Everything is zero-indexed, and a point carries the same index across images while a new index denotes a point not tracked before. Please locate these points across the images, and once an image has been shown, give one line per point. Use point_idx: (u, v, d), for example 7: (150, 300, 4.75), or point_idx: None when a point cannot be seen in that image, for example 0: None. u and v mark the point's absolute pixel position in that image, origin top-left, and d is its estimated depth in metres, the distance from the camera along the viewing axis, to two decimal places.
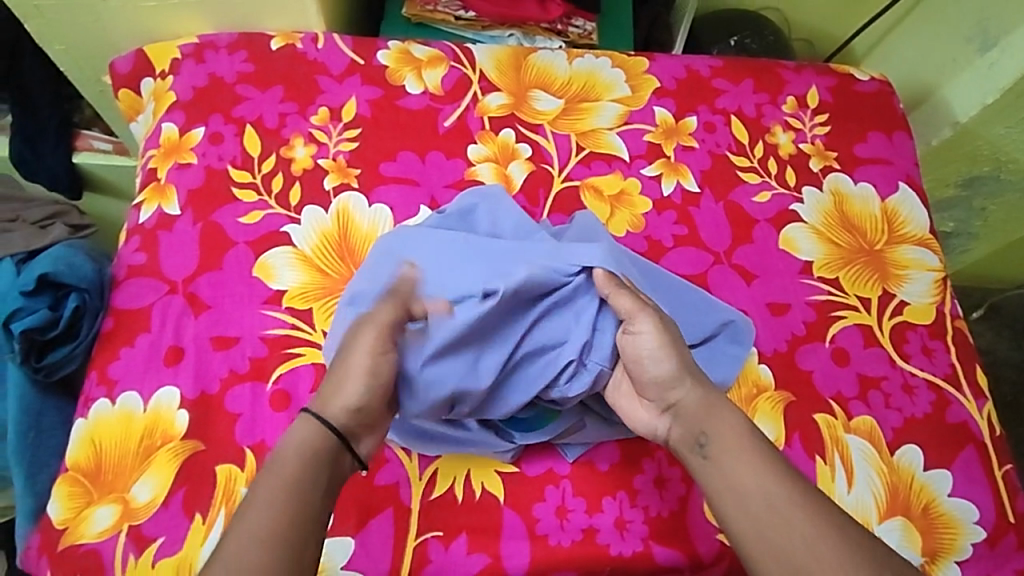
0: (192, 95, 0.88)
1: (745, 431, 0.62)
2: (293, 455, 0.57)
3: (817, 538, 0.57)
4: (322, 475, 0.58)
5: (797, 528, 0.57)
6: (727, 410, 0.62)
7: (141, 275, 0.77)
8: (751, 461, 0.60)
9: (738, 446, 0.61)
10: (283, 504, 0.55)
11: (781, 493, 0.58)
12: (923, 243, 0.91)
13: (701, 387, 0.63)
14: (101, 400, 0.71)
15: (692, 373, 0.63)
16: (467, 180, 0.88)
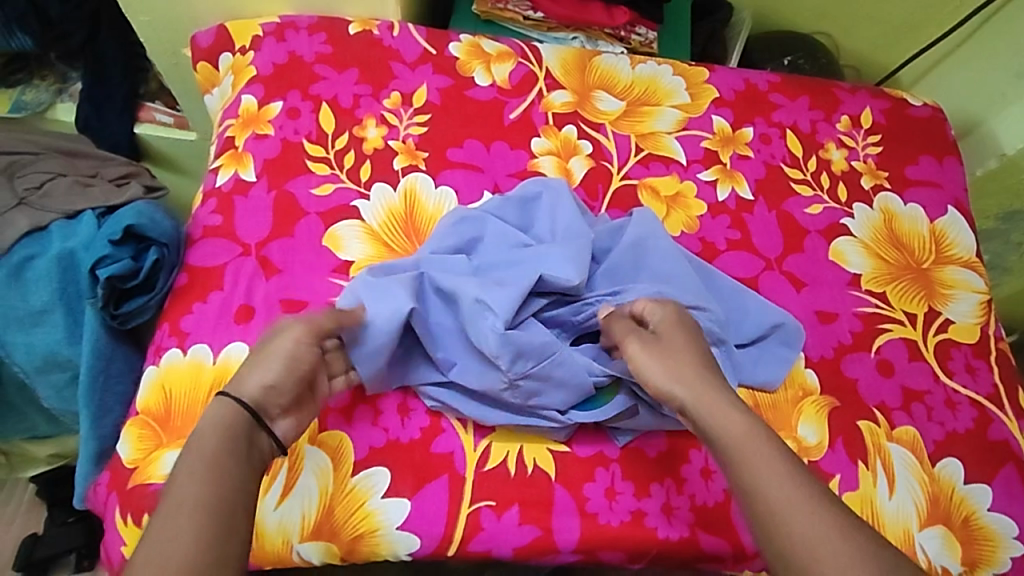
0: (272, 70, 0.92)
1: (754, 432, 0.63)
2: (203, 436, 0.59)
3: (819, 542, 0.57)
4: (241, 450, 0.60)
5: (800, 531, 0.58)
6: (735, 411, 0.64)
7: (216, 236, 0.80)
8: (756, 461, 0.61)
9: (744, 448, 0.62)
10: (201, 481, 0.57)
11: (786, 493, 0.59)
12: (969, 265, 0.93)
13: (702, 389, 0.65)
14: (173, 349, 0.74)
15: (683, 383, 0.66)
16: (530, 171, 0.90)
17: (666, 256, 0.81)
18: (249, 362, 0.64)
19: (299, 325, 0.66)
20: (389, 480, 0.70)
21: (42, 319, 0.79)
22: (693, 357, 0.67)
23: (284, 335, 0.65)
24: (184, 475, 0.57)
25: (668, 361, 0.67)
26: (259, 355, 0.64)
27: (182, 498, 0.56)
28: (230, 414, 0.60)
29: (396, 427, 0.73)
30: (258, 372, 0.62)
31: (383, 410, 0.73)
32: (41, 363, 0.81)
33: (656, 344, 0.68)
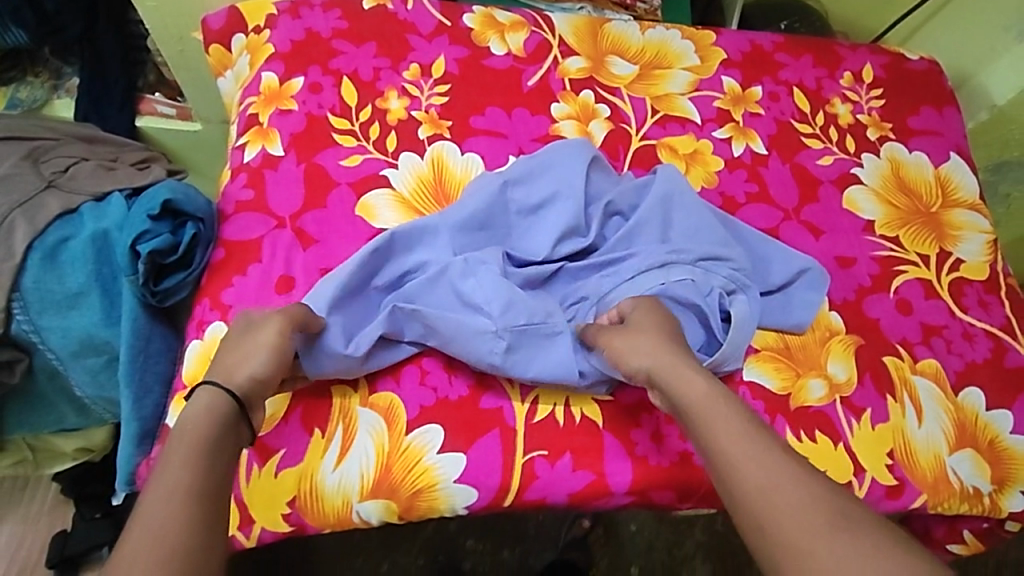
0: (291, 47, 0.92)
1: (715, 394, 0.64)
2: (189, 424, 0.60)
3: (772, 491, 0.56)
4: (228, 437, 0.61)
5: (758, 485, 0.57)
6: (689, 378, 0.65)
7: (249, 210, 0.80)
8: (712, 421, 0.62)
9: (704, 408, 0.63)
10: (191, 464, 0.57)
11: (740, 450, 0.59)
12: (974, 207, 0.97)
13: (659, 362, 0.67)
14: (216, 323, 0.75)
15: (650, 354, 0.68)
16: (552, 136, 0.92)
17: (694, 210, 0.82)
18: (227, 358, 0.65)
19: (278, 318, 0.68)
20: (442, 436, 0.71)
21: (79, 301, 0.78)
22: (660, 337, 0.69)
23: (268, 329, 0.67)
24: (169, 460, 0.58)
25: (634, 343, 0.69)
26: (240, 349, 0.66)
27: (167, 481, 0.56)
28: (213, 400, 0.62)
29: (443, 385, 0.73)
30: (250, 364, 0.64)
31: (430, 370, 0.74)
32: (77, 347, 0.80)
33: (624, 330, 0.70)
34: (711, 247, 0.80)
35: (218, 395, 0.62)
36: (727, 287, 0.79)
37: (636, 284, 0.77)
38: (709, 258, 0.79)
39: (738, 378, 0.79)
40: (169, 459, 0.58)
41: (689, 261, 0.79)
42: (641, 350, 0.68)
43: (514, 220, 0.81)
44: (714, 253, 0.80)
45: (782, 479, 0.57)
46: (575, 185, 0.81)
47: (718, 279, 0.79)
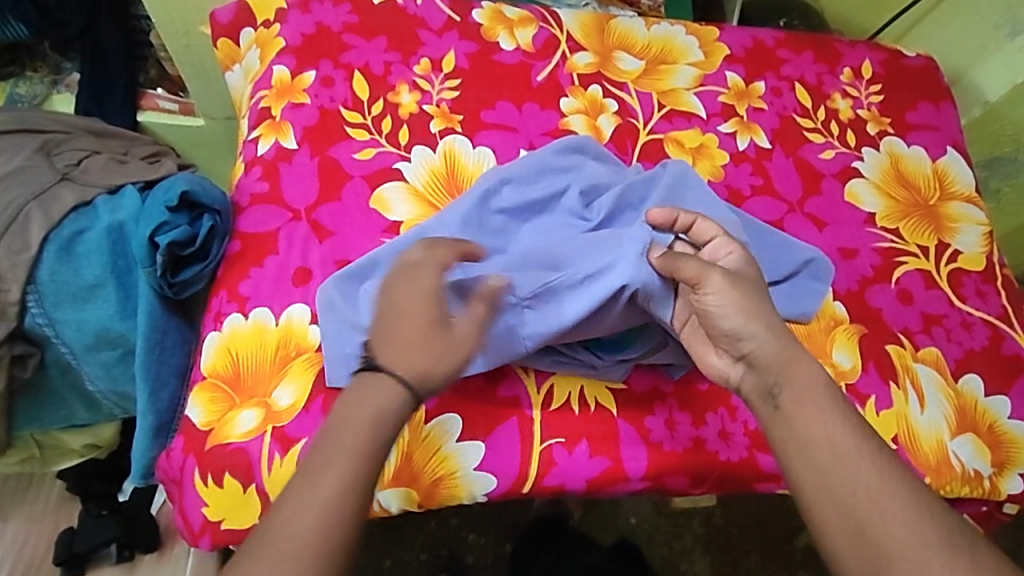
0: (301, 41, 0.92)
1: (821, 386, 0.64)
2: (359, 408, 0.61)
3: (871, 493, 0.60)
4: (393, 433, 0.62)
5: (864, 485, 0.60)
6: (804, 364, 0.65)
7: (265, 203, 0.81)
8: (818, 411, 0.63)
9: (808, 396, 0.63)
10: (358, 458, 0.60)
11: (847, 445, 0.61)
12: (970, 200, 1.00)
13: (776, 339, 0.65)
14: (233, 315, 0.74)
15: (764, 323, 0.65)
16: (562, 130, 0.94)
17: (700, 195, 0.83)
18: (427, 348, 0.63)
19: (475, 311, 0.67)
20: (461, 425, 0.71)
21: (94, 294, 0.78)
22: (768, 306, 0.66)
23: (468, 321, 0.66)
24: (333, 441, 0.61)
25: (744, 299, 0.65)
26: (448, 347, 0.63)
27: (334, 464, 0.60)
28: (391, 397, 0.62)
29: None
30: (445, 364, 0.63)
31: None
32: (92, 340, 0.80)
33: (735, 278, 0.66)
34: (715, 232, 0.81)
35: (397, 387, 0.62)
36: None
37: None
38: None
39: None
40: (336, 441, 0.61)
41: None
42: (748, 310, 0.65)
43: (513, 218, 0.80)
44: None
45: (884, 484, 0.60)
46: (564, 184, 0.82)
47: None
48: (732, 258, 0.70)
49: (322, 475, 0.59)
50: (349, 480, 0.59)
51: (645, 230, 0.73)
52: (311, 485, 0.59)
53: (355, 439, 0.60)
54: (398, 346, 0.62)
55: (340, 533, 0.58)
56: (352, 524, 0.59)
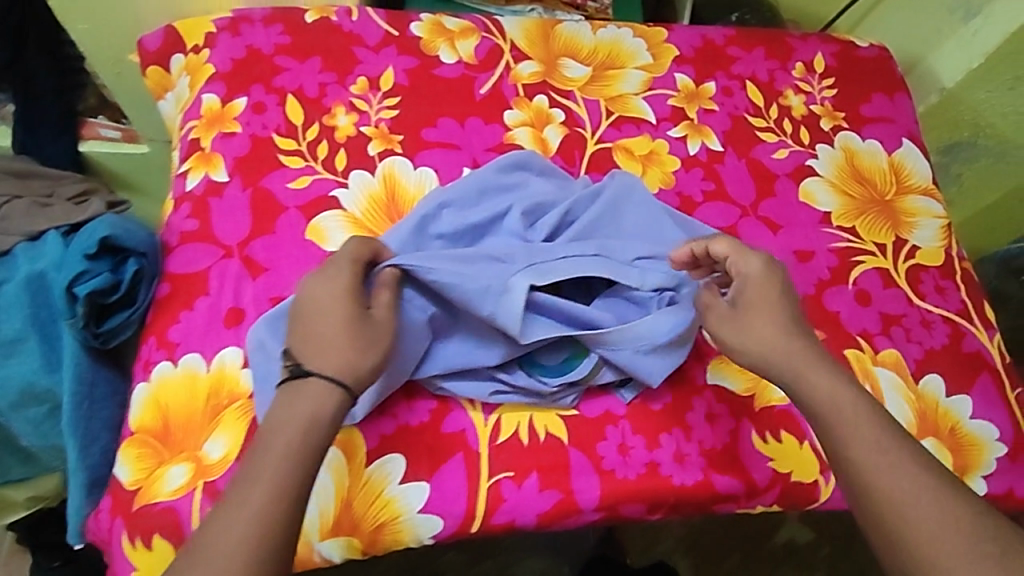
0: (231, 66, 0.89)
1: (849, 398, 0.67)
2: (290, 414, 0.62)
3: (897, 496, 0.63)
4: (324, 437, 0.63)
5: (899, 492, 0.63)
6: (825, 373, 0.68)
7: (194, 241, 0.78)
8: (846, 418, 0.66)
9: (839, 412, 0.66)
10: (291, 463, 0.60)
11: (881, 453, 0.64)
12: (927, 193, 0.98)
13: (793, 350, 0.69)
14: (162, 362, 0.72)
15: (779, 352, 0.69)
16: (507, 144, 0.90)
17: (643, 210, 0.81)
18: (348, 343, 0.65)
19: (383, 291, 0.69)
20: (405, 465, 0.70)
21: (16, 348, 0.75)
22: (777, 331, 0.70)
23: (379, 304, 0.68)
24: (267, 450, 0.61)
25: (748, 336, 0.70)
26: (367, 336, 0.65)
27: (265, 471, 0.60)
28: (320, 398, 0.63)
29: (404, 412, 0.72)
30: (372, 356, 0.65)
31: (389, 398, 0.72)
32: (18, 397, 0.77)
33: (734, 318, 0.71)
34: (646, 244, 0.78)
35: (331, 388, 0.63)
36: (664, 283, 0.76)
37: (569, 265, 0.73)
38: (644, 257, 0.76)
39: (700, 382, 0.79)
40: (266, 447, 0.61)
41: (622, 262, 0.75)
42: (758, 345, 0.70)
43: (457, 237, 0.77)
44: (648, 250, 0.77)
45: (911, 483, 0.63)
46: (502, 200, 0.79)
47: (654, 276, 0.75)
48: (744, 277, 0.73)
49: (257, 482, 0.60)
50: (282, 487, 0.60)
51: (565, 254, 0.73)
52: (244, 492, 0.59)
53: (288, 445, 0.61)
54: (323, 344, 0.64)
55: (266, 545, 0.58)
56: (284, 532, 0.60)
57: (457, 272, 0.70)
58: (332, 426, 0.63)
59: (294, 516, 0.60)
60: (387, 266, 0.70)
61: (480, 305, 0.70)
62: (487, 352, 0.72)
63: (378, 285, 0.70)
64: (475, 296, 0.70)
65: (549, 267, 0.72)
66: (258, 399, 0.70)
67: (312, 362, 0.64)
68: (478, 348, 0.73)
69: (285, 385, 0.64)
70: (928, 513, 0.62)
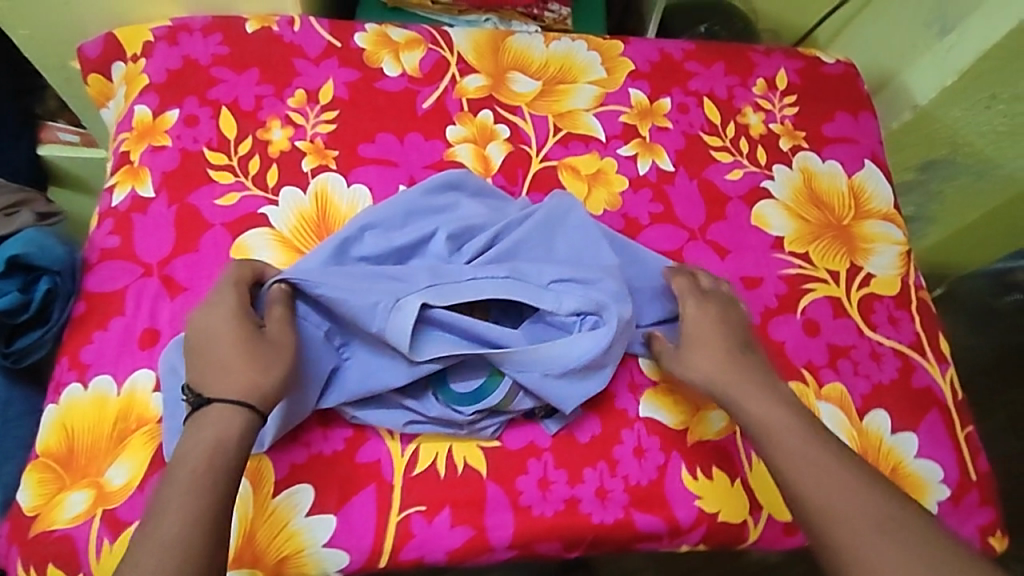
0: (166, 77, 0.87)
1: (788, 422, 0.68)
2: (196, 440, 0.61)
3: (831, 502, 0.63)
4: (235, 460, 0.61)
5: (853, 514, 0.62)
6: (758, 395, 0.70)
7: (114, 259, 0.77)
8: (782, 434, 0.67)
9: (780, 435, 0.68)
10: (202, 487, 0.59)
11: (825, 473, 0.65)
12: (888, 217, 0.95)
13: (732, 376, 0.71)
14: (73, 384, 0.71)
15: (721, 382, 0.71)
16: (447, 161, 0.88)
17: (577, 232, 0.78)
18: (247, 367, 0.64)
19: (277, 307, 0.68)
20: (313, 496, 0.69)
21: None
22: (720, 361, 0.72)
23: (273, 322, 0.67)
24: (174, 482, 0.60)
25: (695, 370, 0.73)
26: (265, 356, 0.65)
27: (174, 502, 0.58)
28: (225, 422, 0.62)
29: (318, 440, 0.71)
30: (271, 374, 0.64)
31: (303, 425, 0.71)
32: None
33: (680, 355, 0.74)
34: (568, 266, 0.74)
35: (235, 411, 0.63)
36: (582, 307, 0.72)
37: (473, 287, 0.71)
38: (562, 279, 0.73)
39: (632, 414, 0.76)
40: (173, 480, 0.60)
41: (538, 284, 0.73)
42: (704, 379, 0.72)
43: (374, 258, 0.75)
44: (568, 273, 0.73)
45: (847, 483, 0.64)
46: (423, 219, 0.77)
47: (571, 300, 0.72)
48: (693, 315, 0.76)
49: (166, 511, 0.58)
50: (193, 511, 0.58)
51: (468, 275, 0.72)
52: (154, 526, 0.57)
53: (194, 472, 0.60)
54: (222, 373, 0.64)
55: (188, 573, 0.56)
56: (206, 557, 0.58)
57: (348, 288, 0.69)
58: (241, 447, 0.62)
59: (212, 537, 0.58)
60: (274, 283, 0.69)
61: (369, 320, 0.69)
62: (393, 371, 0.70)
63: (268, 303, 0.69)
64: (364, 312, 0.69)
65: (453, 288, 0.70)
66: (166, 424, 0.68)
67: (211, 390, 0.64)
68: (385, 364, 0.71)
69: (189, 419, 0.64)
70: (865, 517, 0.62)
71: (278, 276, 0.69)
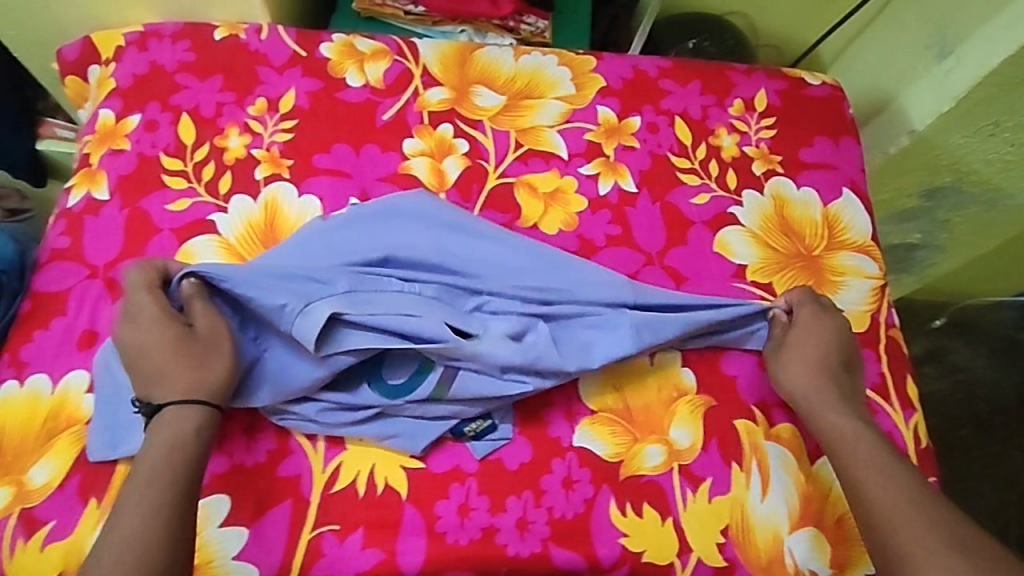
0: (132, 82, 0.89)
1: (863, 438, 0.70)
2: (153, 440, 0.63)
3: (897, 515, 0.64)
4: (194, 452, 0.63)
5: (923, 537, 0.63)
6: (838, 408, 0.72)
7: (63, 259, 0.78)
8: (854, 446, 0.70)
9: (857, 447, 0.69)
10: (160, 484, 0.60)
11: (897, 492, 0.66)
12: (863, 250, 0.90)
13: (815, 387, 0.74)
14: (10, 381, 0.72)
15: (816, 389, 0.74)
16: (401, 174, 0.87)
17: (512, 246, 0.78)
18: (183, 362, 0.65)
19: (196, 300, 0.68)
20: (228, 506, 0.68)
21: None
22: (816, 369, 0.74)
23: (198, 315, 0.68)
24: (134, 482, 0.61)
25: (794, 368, 0.75)
26: (201, 349, 0.66)
27: (135, 498, 0.60)
28: (177, 420, 0.64)
29: (240, 451, 0.70)
30: (213, 368, 0.66)
31: (228, 433, 0.71)
32: None
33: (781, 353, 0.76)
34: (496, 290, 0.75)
35: (188, 407, 0.64)
36: (509, 329, 0.73)
37: (397, 297, 0.71)
38: (484, 308, 0.75)
39: (565, 443, 0.74)
40: (135, 480, 0.61)
41: (462, 310, 0.74)
42: (801, 382, 0.74)
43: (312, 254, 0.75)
44: (497, 304, 0.75)
45: (915, 500, 0.65)
46: (365, 220, 0.77)
47: (500, 323, 0.73)
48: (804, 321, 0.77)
49: (126, 508, 0.59)
50: (155, 504, 0.59)
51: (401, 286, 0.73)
52: (116, 523, 0.59)
53: (152, 470, 0.61)
54: (162, 377, 0.65)
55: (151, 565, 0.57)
56: (171, 548, 0.59)
57: (257, 285, 0.69)
58: (198, 441, 0.63)
59: (173, 528, 0.59)
60: (183, 277, 0.68)
61: (276, 320, 0.69)
62: (305, 368, 0.70)
63: (185, 299, 0.68)
64: (271, 311, 0.68)
65: (368, 294, 0.70)
66: (95, 424, 0.69)
67: (160, 396, 0.65)
68: (302, 359, 0.70)
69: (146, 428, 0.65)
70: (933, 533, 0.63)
71: (186, 270, 0.69)
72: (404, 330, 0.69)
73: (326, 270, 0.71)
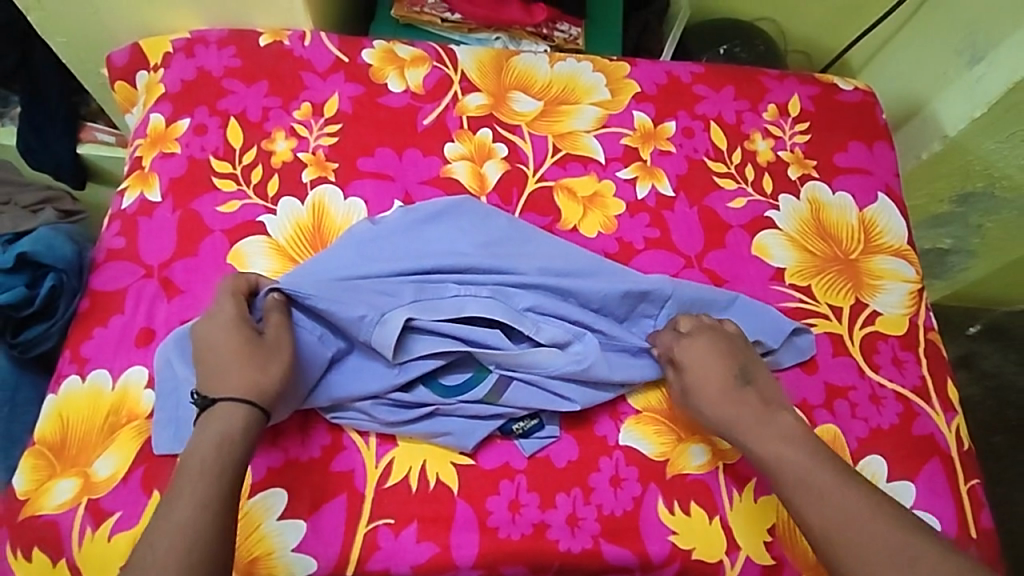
0: (180, 87, 0.91)
1: (802, 459, 0.66)
2: (203, 433, 0.62)
3: (846, 535, 0.62)
4: (240, 451, 0.62)
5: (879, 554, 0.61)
6: (771, 436, 0.68)
7: (119, 259, 0.80)
8: (790, 473, 0.66)
9: (791, 472, 0.66)
10: (209, 476, 0.60)
11: (844, 511, 0.63)
12: (900, 254, 0.91)
13: (738, 419, 0.70)
14: (72, 377, 0.74)
15: (734, 413, 0.70)
16: (443, 178, 0.89)
17: (558, 250, 0.79)
18: (244, 364, 0.65)
19: (274, 313, 0.69)
20: (286, 500, 0.69)
21: None
22: (726, 396, 0.71)
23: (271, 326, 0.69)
24: (184, 473, 0.60)
25: (707, 401, 0.71)
26: (263, 354, 0.66)
27: (184, 489, 0.59)
28: (229, 418, 0.63)
29: (295, 446, 0.71)
30: (272, 374, 0.66)
31: (283, 430, 0.72)
32: None
33: (688, 387, 0.73)
34: (547, 294, 0.76)
35: (239, 406, 0.64)
36: (557, 337, 0.74)
37: (455, 304, 0.73)
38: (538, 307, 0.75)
39: (611, 441, 0.75)
40: (184, 471, 0.61)
41: (515, 309, 0.75)
42: (718, 412, 0.71)
43: (363, 261, 0.76)
44: (549, 305, 0.75)
45: (860, 515, 0.63)
46: (411, 224, 0.79)
47: (553, 326, 0.74)
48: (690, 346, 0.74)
49: (178, 496, 0.59)
50: (204, 496, 0.59)
51: (455, 293, 0.74)
52: (165, 514, 0.58)
53: (203, 461, 0.61)
54: (222, 374, 0.65)
55: (196, 559, 0.57)
56: (216, 542, 0.58)
57: (336, 299, 0.71)
58: (246, 438, 0.63)
59: (221, 521, 0.59)
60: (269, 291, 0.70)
61: (355, 331, 0.71)
62: (377, 373, 0.72)
63: (265, 309, 0.70)
64: (349, 323, 0.71)
65: (434, 306, 0.73)
66: (157, 417, 0.70)
67: (215, 390, 0.64)
68: (374, 362, 0.73)
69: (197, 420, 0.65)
70: (890, 556, 0.61)
71: (273, 286, 0.70)
72: (474, 337, 0.73)
73: (393, 283, 0.73)
